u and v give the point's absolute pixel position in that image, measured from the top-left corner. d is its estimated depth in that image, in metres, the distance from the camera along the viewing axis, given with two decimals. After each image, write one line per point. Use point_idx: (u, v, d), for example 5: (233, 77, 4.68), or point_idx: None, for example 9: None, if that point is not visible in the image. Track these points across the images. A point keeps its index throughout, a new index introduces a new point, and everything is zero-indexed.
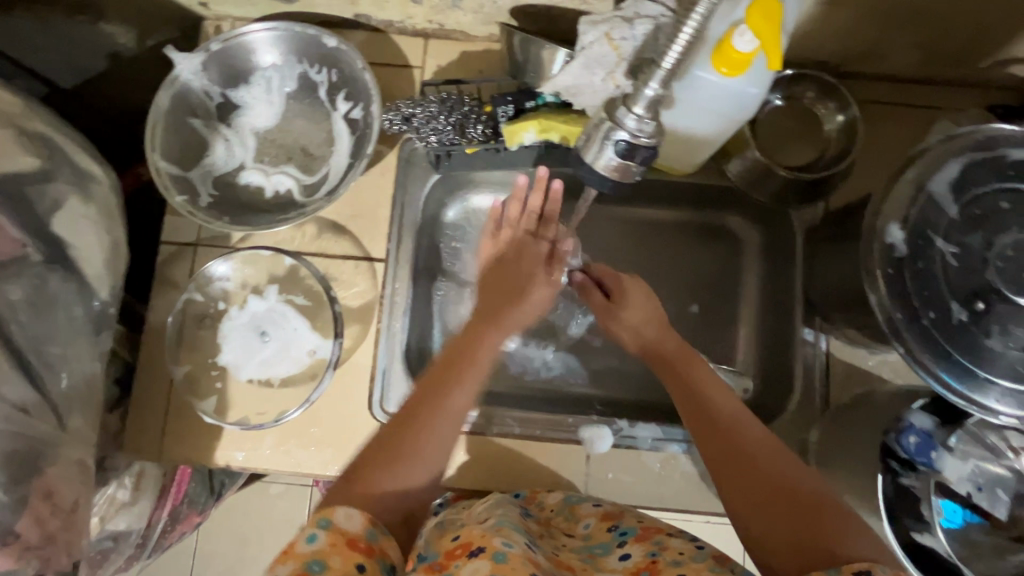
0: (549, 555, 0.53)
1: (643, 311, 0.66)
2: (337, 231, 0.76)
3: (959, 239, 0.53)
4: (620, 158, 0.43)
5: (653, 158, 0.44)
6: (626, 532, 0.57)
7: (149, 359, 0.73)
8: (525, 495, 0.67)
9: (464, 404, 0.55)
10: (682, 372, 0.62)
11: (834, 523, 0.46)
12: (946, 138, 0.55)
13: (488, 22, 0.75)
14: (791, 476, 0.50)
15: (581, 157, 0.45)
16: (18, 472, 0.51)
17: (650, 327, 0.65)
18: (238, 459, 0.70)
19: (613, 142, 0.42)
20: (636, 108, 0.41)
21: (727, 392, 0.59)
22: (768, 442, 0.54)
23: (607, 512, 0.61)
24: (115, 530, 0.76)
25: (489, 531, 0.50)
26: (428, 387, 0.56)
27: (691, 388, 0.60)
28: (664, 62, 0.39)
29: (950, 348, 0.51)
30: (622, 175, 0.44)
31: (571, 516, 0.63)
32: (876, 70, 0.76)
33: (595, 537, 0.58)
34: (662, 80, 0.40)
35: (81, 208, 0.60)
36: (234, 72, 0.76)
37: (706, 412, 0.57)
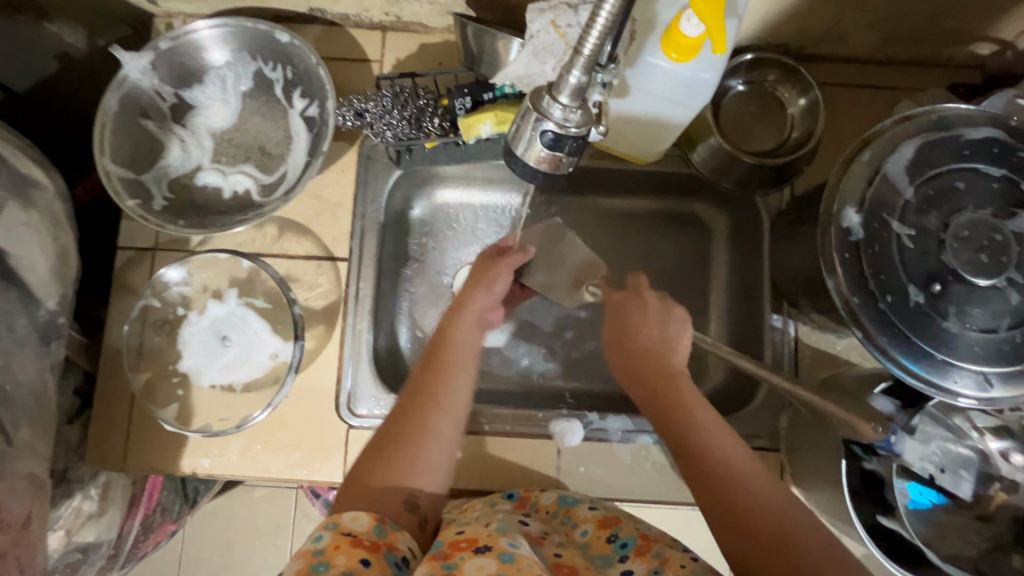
0: (551, 562, 0.52)
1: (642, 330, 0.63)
2: (298, 230, 0.75)
3: (915, 221, 0.53)
4: (549, 150, 0.41)
5: (584, 148, 0.41)
6: (625, 543, 0.55)
7: (108, 368, 0.72)
8: (518, 495, 0.66)
9: (466, 374, 0.57)
10: (658, 389, 0.58)
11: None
12: (899, 120, 0.55)
13: (445, 13, 0.73)
14: (793, 524, 0.45)
15: (511, 149, 0.42)
16: None
17: (652, 348, 0.62)
18: (204, 466, 0.69)
19: (540, 133, 0.40)
20: (561, 97, 0.38)
21: (720, 424, 0.53)
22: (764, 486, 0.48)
23: (604, 517, 0.60)
24: (83, 543, 0.74)
25: (495, 531, 0.49)
26: (412, 394, 0.54)
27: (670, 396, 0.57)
28: (583, 50, 0.35)
29: (906, 330, 0.51)
30: (552, 166, 0.42)
31: (570, 521, 0.62)
32: (836, 52, 0.76)
33: (596, 548, 0.57)
34: (585, 68, 0.36)
35: (21, 215, 0.58)
36: (186, 71, 0.74)
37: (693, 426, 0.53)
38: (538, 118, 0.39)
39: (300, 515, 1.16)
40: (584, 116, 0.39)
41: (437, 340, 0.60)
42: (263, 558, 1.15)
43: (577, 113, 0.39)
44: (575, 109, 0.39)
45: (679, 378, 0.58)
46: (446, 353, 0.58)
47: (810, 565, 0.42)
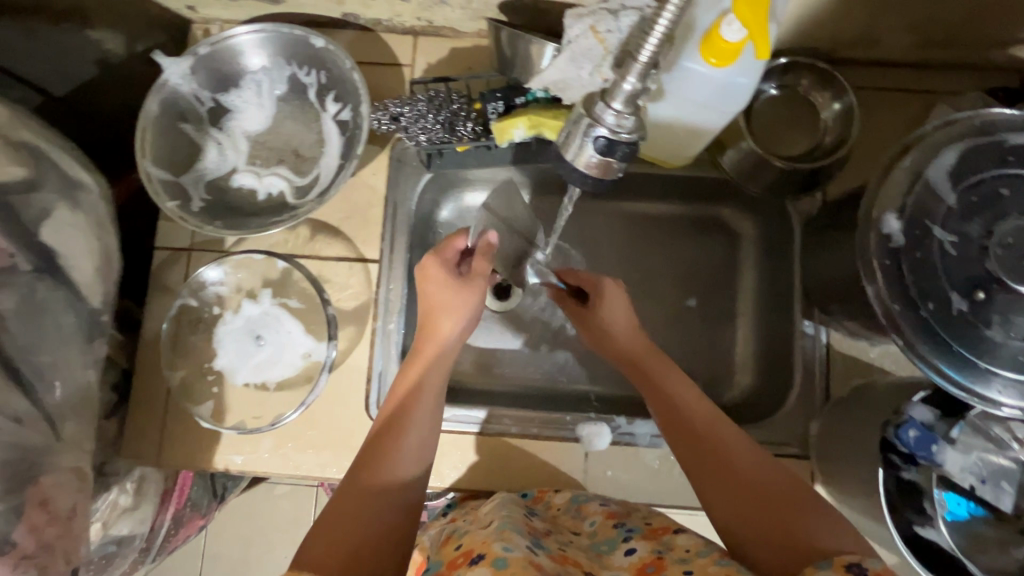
0: (554, 553, 0.52)
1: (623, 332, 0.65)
2: (330, 232, 0.76)
3: (958, 228, 0.52)
4: (600, 155, 0.43)
5: (635, 152, 0.43)
6: (632, 529, 0.56)
7: (145, 366, 0.73)
8: (534, 495, 0.67)
9: (425, 431, 0.55)
10: (648, 379, 0.61)
11: (813, 513, 0.47)
12: (942, 124, 0.54)
13: (477, 17, 0.74)
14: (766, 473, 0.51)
15: (562, 154, 0.45)
16: (10, 482, 0.51)
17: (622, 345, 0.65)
18: (237, 463, 0.70)
19: (592, 139, 0.42)
20: (614, 103, 0.40)
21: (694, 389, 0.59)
22: (740, 440, 0.54)
23: (614, 511, 0.60)
24: (117, 535, 0.76)
25: (490, 537, 0.50)
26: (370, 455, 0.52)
27: (666, 407, 0.58)
28: (639, 58, 0.37)
29: (948, 338, 0.50)
30: (602, 171, 0.44)
31: (578, 514, 0.62)
32: (871, 56, 0.75)
33: (602, 535, 0.57)
34: (640, 75, 0.38)
35: (69, 215, 0.59)
36: (222, 75, 0.75)
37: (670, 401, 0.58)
38: (591, 123, 0.42)
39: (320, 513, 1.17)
40: (636, 122, 0.41)
41: (398, 397, 0.57)
42: (284, 554, 1.17)
43: (630, 119, 0.41)
44: (628, 116, 0.41)
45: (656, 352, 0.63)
46: (407, 409, 0.56)
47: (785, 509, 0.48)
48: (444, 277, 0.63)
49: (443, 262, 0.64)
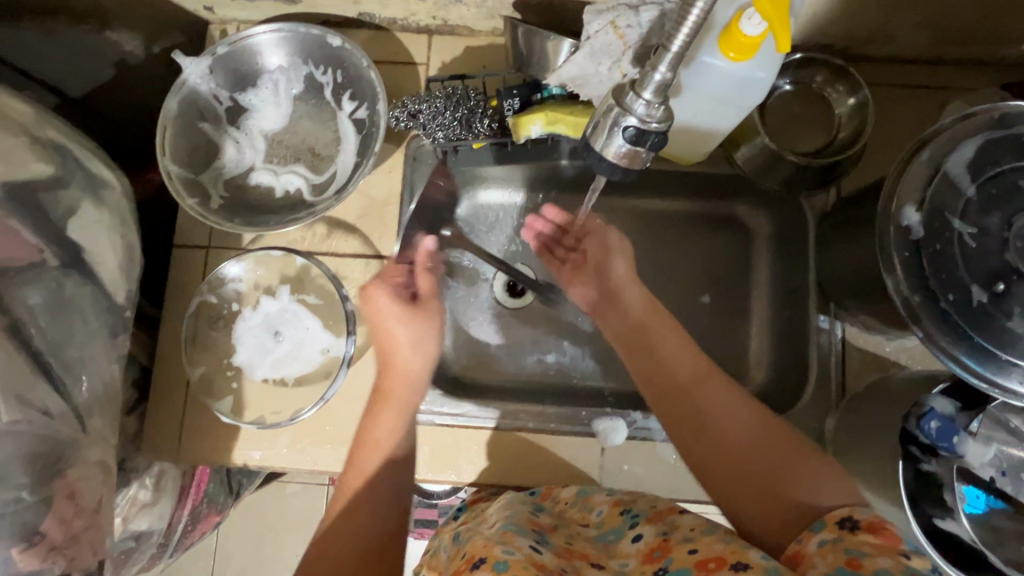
0: (560, 548, 0.53)
1: (632, 307, 0.68)
2: (347, 229, 0.76)
3: (977, 220, 0.52)
4: (629, 145, 0.43)
5: (664, 144, 0.43)
6: (637, 514, 0.56)
7: (165, 362, 0.74)
8: (540, 492, 0.67)
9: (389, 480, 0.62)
10: (643, 358, 0.66)
11: (802, 466, 0.54)
12: (961, 118, 0.54)
13: (492, 16, 0.75)
14: (755, 435, 0.58)
15: (589, 144, 0.45)
16: (40, 475, 0.53)
17: (626, 314, 0.69)
18: (256, 458, 0.71)
19: (621, 129, 0.42)
20: (645, 93, 0.40)
21: (689, 356, 0.64)
22: (740, 408, 0.60)
23: (619, 498, 0.60)
24: (137, 530, 0.77)
25: (491, 540, 0.50)
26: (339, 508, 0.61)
27: (667, 385, 0.63)
28: (671, 47, 0.38)
29: (969, 330, 0.50)
30: (631, 162, 0.44)
31: (584, 506, 0.62)
32: (885, 51, 0.75)
33: (608, 524, 0.58)
34: (671, 64, 0.39)
35: (94, 213, 0.61)
36: (241, 75, 0.76)
37: (663, 371, 0.64)
38: (621, 113, 0.42)
39: None
40: (666, 112, 0.41)
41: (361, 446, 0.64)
42: (297, 552, 1.17)
43: (660, 109, 0.41)
44: (658, 106, 0.41)
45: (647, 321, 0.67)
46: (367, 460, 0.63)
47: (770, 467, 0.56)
48: (392, 308, 0.67)
49: (388, 291, 0.68)
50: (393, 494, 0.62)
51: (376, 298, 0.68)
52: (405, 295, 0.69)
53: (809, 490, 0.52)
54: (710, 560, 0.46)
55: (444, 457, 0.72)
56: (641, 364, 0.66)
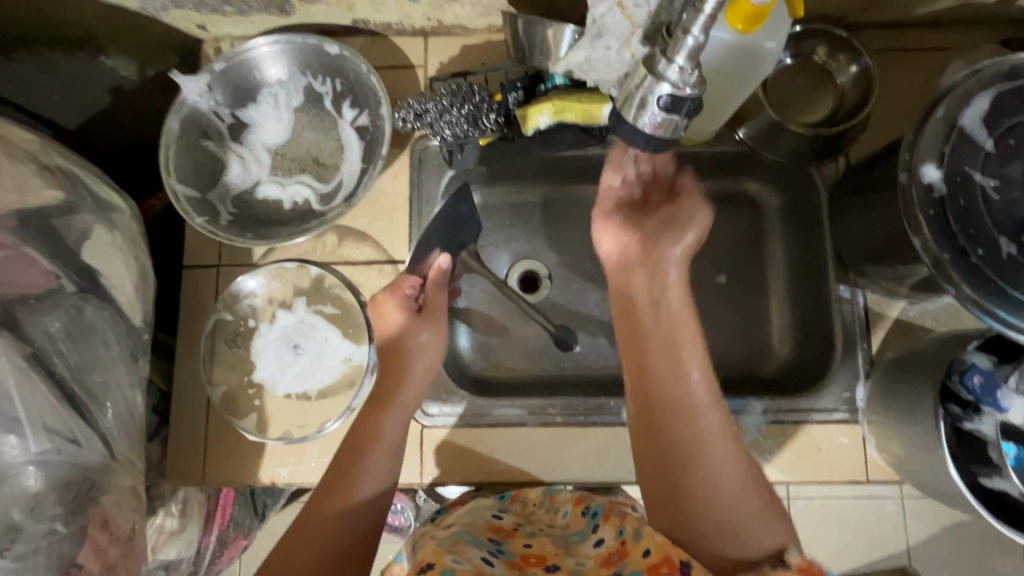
0: (516, 556, 0.53)
1: (670, 294, 0.58)
2: (358, 236, 0.76)
3: (999, 172, 0.52)
4: (664, 113, 0.45)
5: (696, 110, 0.45)
6: (596, 513, 0.56)
7: (185, 386, 0.73)
8: (510, 494, 0.64)
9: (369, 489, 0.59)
10: (648, 345, 0.55)
11: (764, 517, 0.48)
12: (971, 73, 0.55)
13: (488, 12, 0.74)
14: (728, 472, 0.49)
15: (621, 118, 0.47)
16: (72, 504, 0.53)
17: (656, 295, 0.58)
18: (283, 475, 0.70)
19: (657, 96, 0.44)
20: (678, 59, 0.42)
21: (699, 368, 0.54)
22: (727, 438, 0.51)
23: (581, 495, 0.60)
24: (167, 559, 0.76)
25: (443, 546, 0.50)
26: (314, 508, 0.57)
27: (662, 386, 0.53)
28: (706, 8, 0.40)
29: (1003, 283, 0.50)
30: (666, 129, 0.46)
31: (552, 507, 0.61)
32: (881, 17, 0.75)
33: (574, 525, 0.58)
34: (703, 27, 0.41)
35: (108, 236, 0.60)
36: (240, 90, 0.76)
37: (658, 372, 0.53)
38: (653, 80, 0.44)
39: None
40: (698, 76, 0.43)
41: (344, 453, 0.62)
42: None
43: (693, 74, 0.43)
44: (691, 71, 0.43)
45: (659, 315, 0.57)
46: (348, 470, 0.60)
47: (727, 511, 0.48)
48: (400, 319, 0.69)
49: (398, 302, 0.69)
50: (364, 511, 0.58)
51: (385, 306, 0.70)
52: (411, 305, 0.70)
53: (748, 533, 0.47)
54: (662, 565, 0.46)
55: (474, 458, 0.71)
56: (646, 350, 0.55)
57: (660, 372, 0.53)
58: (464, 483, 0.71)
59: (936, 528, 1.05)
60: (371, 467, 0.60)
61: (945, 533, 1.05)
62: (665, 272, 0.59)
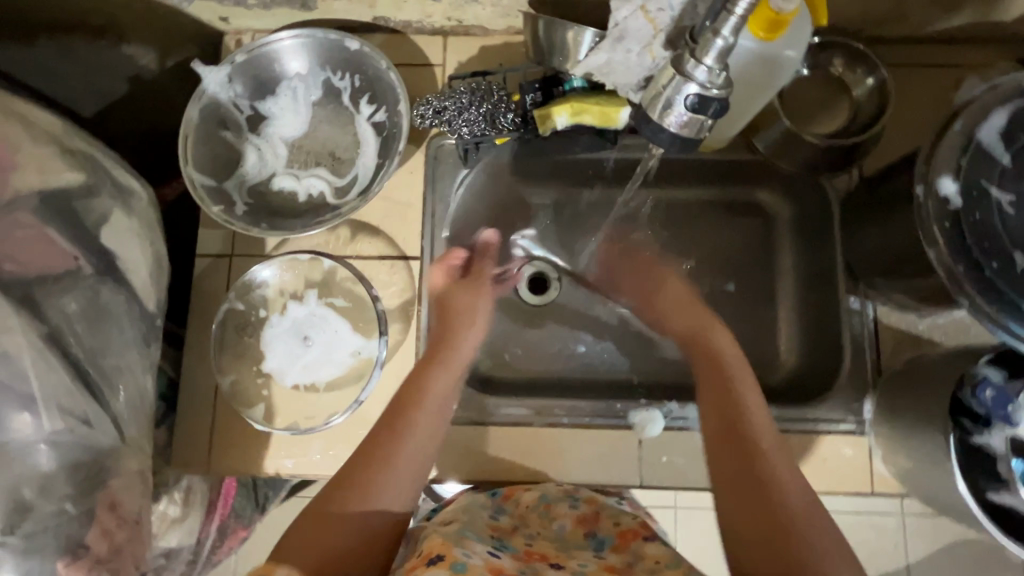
0: (519, 551, 0.55)
1: (727, 356, 0.62)
2: (371, 231, 0.76)
3: (1014, 187, 0.52)
4: (692, 112, 0.45)
5: (723, 112, 0.46)
6: (604, 542, 0.59)
7: (193, 373, 0.73)
8: (501, 493, 0.63)
9: (424, 446, 0.57)
10: (722, 391, 0.59)
11: (842, 558, 0.46)
12: (988, 88, 0.55)
13: (508, 14, 0.75)
14: (802, 510, 0.49)
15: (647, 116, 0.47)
16: (82, 485, 0.53)
17: (715, 354, 0.63)
18: (288, 466, 0.70)
19: (686, 96, 0.44)
20: (707, 59, 0.43)
21: (767, 417, 0.56)
22: (800, 480, 0.52)
23: (582, 514, 0.61)
24: (168, 546, 0.76)
25: (450, 539, 0.50)
26: (361, 462, 0.55)
27: (739, 427, 0.55)
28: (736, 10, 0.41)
29: (1016, 298, 0.50)
30: (691, 129, 0.46)
31: (546, 514, 0.61)
32: (898, 32, 0.76)
33: (572, 540, 0.59)
34: (732, 29, 0.42)
35: (126, 221, 0.60)
36: (260, 83, 0.76)
37: (735, 414, 0.56)
38: (682, 80, 0.44)
39: None
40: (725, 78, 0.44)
41: (397, 404, 0.60)
42: None
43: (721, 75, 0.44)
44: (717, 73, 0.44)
45: (726, 367, 0.61)
46: (395, 426, 0.58)
47: (807, 549, 0.47)
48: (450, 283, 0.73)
49: (450, 267, 0.73)
50: (416, 476, 0.56)
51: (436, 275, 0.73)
52: (456, 266, 0.74)
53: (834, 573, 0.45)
54: None
55: (481, 455, 0.71)
56: (716, 399, 0.58)
57: (736, 413, 0.56)
58: (469, 482, 0.71)
59: (935, 545, 1.05)
60: (417, 430, 0.58)
61: (944, 551, 1.05)
62: (722, 343, 0.64)
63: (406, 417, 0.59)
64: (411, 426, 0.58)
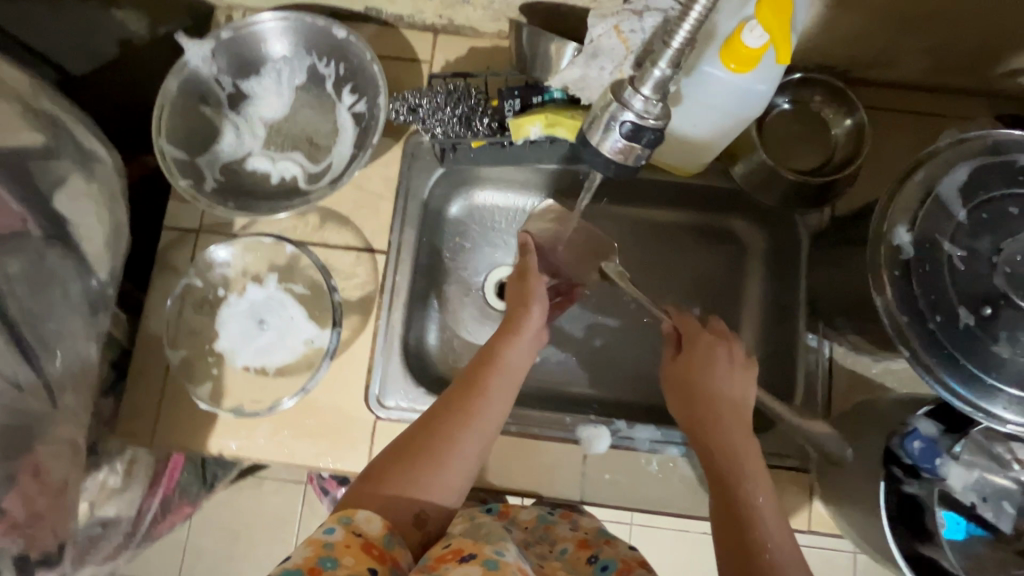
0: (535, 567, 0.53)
1: (735, 421, 0.58)
2: (340, 221, 0.76)
3: (968, 244, 0.53)
4: (625, 140, 0.45)
5: (658, 142, 0.46)
6: (607, 566, 0.57)
7: (144, 345, 0.72)
8: (499, 510, 0.64)
9: (500, 407, 0.57)
10: (729, 459, 0.56)
11: None
12: (954, 142, 0.55)
13: (498, 18, 0.75)
14: None
15: (587, 138, 0.47)
16: (7, 448, 0.52)
17: (725, 416, 0.59)
18: (231, 448, 0.69)
19: (620, 124, 0.45)
20: (643, 89, 0.43)
21: (770, 500, 0.53)
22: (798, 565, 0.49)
23: (584, 538, 0.61)
24: (104, 516, 0.76)
25: (480, 537, 0.48)
26: (436, 418, 0.55)
27: (740, 502, 0.52)
28: (671, 45, 0.41)
29: (957, 354, 0.50)
30: (626, 156, 0.47)
31: (548, 537, 0.62)
32: (885, 76, 0.76)
33: (576, 566, 0.59)
34: (669, 62, 0.42)
35: (84, 185, 0.61)
36: (244, 61, 0.76)
37: (739, 491, 0.53)
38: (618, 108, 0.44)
39: (308, 512, 1.15)
40: (662, 109, 0.44)
41: (475, 367, 0.60)
42: (268, 552, 1.14)
43: (656, 106, 0.44)
44: (655, 103, 0.44)
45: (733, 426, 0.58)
46: (476, 390, 0.57)
47: None
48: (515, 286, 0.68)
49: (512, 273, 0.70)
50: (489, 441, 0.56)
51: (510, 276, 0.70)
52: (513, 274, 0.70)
53: None
54: None
55: None
56: (725, 469, 0.55)
57: (739, 490, 0.53)
58: None
59: None
60: (496, 398, 0.57)
61: None
62: (731, 397, 0.60)
63: (484, 382, 0.58)
64: (487, 394, 0.57)
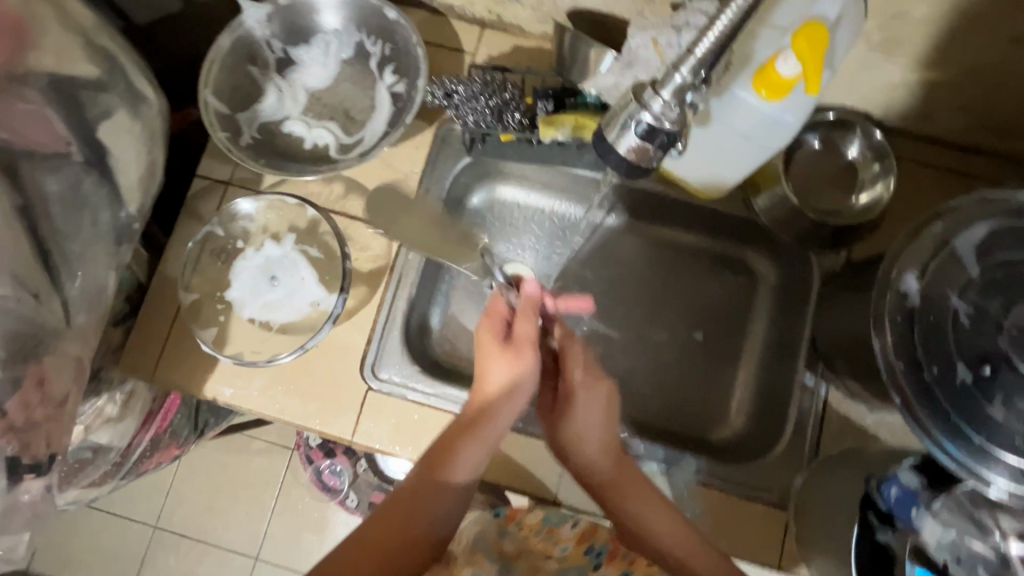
0: None
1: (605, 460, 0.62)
2: (363, 193, 0.78)
3: (976, 301, 0.52)
4: (640, 140, 0.46)
5: (671, 146, 0.47)
6: (601, 553, 0.65)
7: (161, 284, 0.75)
8: (506, 513, 0.69)
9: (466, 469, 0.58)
10: (621, 504, 0.61)
11: None
12: (976, 199, 0.55)
13: (545, 20, 0.77)
14: None
15: (603, 134, 0.48)
16: (16, 353, 0.55)
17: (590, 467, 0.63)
18: (225, 395, 0.71)
19: (635, 123, 0.45)
20: (663, 92, 0.43)
21: (675, 529, 0.59)
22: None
23: (582, 532, 0.67)
24: (96, 442, 0.78)
25: None
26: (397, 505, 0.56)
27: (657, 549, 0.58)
28: (697, 51, 0.42)
29: (949, 408, 0.50)
30: (641, 157, 0.47)
31: (550, 538, 0.67)
32: (921, 129, 0.76)
33: (571, 562, 0.64)
34: (692, 68, 0.42)
35: (128, 121, 0.64)
36: (296, 29, 0.79)
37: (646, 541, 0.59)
38: (637, 108, 0.45)
39: (290, 477, 1.17)
40: (679, 115, 0.44)
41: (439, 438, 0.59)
42: (246, 510, 1.16)
43: (675, 111, 0.44)
44: (673, 108, 0.44)
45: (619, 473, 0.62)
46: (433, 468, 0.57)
47: None
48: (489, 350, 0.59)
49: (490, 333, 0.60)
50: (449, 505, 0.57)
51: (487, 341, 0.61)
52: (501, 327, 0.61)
53: None
54: None
55: (410, 433, 0.71)
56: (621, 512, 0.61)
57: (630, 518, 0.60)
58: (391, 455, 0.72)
59: None
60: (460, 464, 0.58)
61: None
62: (591, 436, 0.62)
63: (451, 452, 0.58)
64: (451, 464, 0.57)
